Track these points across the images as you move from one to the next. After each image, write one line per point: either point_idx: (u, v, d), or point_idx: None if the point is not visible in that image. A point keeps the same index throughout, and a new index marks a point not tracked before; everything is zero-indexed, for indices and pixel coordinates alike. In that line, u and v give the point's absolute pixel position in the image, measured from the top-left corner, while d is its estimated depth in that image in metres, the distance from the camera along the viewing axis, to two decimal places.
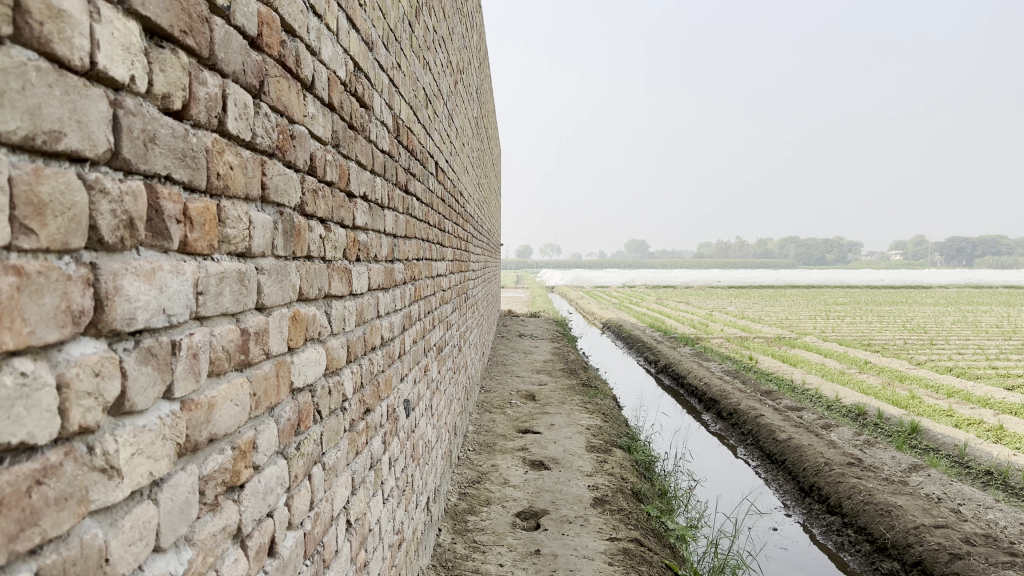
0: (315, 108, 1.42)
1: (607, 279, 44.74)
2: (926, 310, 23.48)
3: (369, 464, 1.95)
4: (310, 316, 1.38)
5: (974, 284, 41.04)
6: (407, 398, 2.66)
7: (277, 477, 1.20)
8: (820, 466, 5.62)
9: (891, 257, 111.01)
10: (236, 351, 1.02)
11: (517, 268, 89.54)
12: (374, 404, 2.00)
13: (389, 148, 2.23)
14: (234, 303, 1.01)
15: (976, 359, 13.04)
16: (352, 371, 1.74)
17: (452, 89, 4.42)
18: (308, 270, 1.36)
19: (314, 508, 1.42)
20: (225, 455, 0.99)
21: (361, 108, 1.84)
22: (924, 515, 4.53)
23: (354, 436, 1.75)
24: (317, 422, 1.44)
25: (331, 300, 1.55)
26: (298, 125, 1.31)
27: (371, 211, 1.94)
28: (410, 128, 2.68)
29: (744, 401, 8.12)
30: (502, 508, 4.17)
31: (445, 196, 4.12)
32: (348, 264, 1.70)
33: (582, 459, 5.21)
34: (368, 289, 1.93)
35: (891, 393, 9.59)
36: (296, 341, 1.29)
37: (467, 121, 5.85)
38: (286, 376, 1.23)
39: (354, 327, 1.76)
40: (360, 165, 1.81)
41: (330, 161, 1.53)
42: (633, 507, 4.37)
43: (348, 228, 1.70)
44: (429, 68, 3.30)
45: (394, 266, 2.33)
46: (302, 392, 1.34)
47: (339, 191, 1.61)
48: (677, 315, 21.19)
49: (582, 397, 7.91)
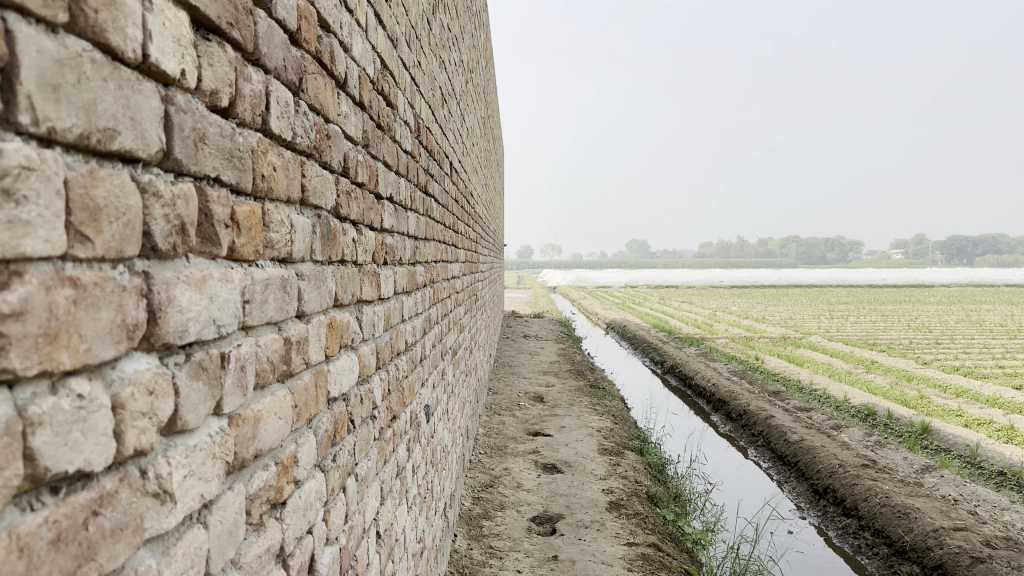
0: (347, 107, 1.37)
1: (609, 279, 44.65)
2: (930, 309, 23.42)
3: (396, 472, 1.90)
4: (345, 323, 1.32)
5: (976, 282, 40.96)
6: (427, 402, 2.61)
7: (316, 492, 1.15)
8: (834, 468, 5.56)
9: (893, 256, 110.86)
10: (279, 362, 0.97)
11: (518, 269, 89.51)
12: (400, 410, 1.95)
13: (411, 147, 2.18)
14: (278, 311, 0.96)
15: (983, 358, 12.96)
16: (381, 378, 1.69)
17: (463, 87, 4.36)
18: (343, 275, 1.31)
19: (348, 521, 1.37)
20: (270, 472, 0.94)
21: (387, 108, 1.79)
22: (942, 517, 4.47)
23: (383, 446, 1.70)
24: (351, 432, 1.39)
25: (363, 305, 1.49)
26: (333, 125, 1.26)
27: (397, 212, 1.89)
28: (429, 128, 2.63)
29: (753, 401, 8.07)
30: (517, 512, 4.12)
31: (458, 197, 4.08)
32: (377, 268, 1.65)
33: (595, 462, 5.16)
34: (394, 293, 1.88)
35: (900, 393, 9.52)
36: (332, 349, 1.24)
37: (475, 121, 5.80)
38: (324, 386, 1.18)
39: (382, 333, 1.70)
40: (387, 165, 1.76)
41: (361, 162, 1.48)
42: (649, 511, 4.32)
43: (377, 230, 1.65)
44: (444, 67, 3.26)
45: (415, 269, 2.28)
46: (338, 402, 1.29)
47: (369, 193, 1.56)
48: (681, 315, 21.14)
49: (590, 398, 7.86)
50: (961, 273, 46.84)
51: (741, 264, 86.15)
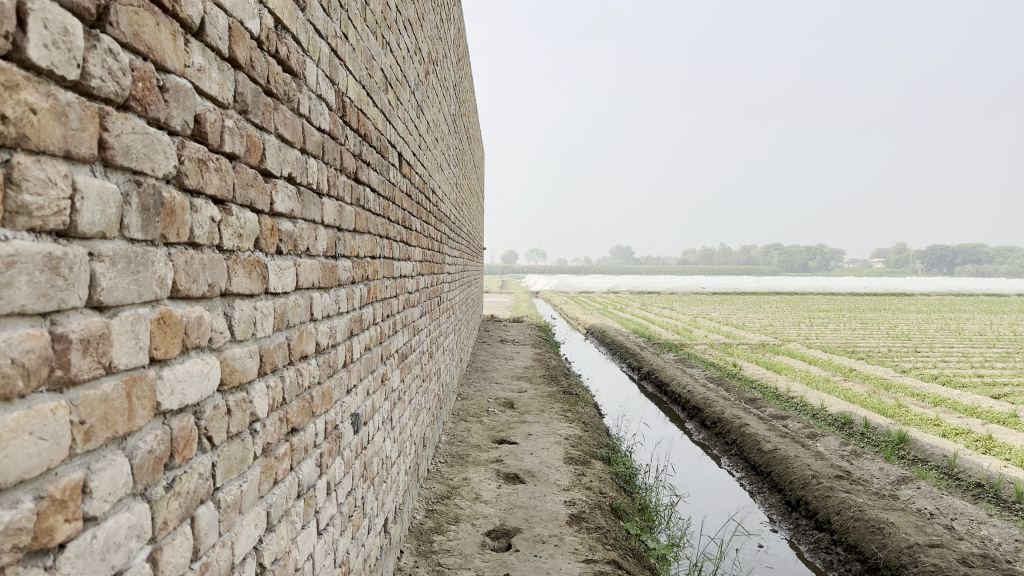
0: (203, 60, 1.14)
1: (589, 284, 44.38)
2: (910, 318, 23.36)
3: (296, 493, 1.65)
4: (192, 318, 1.09)
5: (951, 292, 41.26)
6: (356, 411, 2.37)
7: (128, 529, 0.92)
8: (807, 480, 5.37)
9: (875, 264, 111.41)
10: (42, 367, 0.74)
11: (501, 274, 89.38)
12: (304, 421, 1.72)
13: (329, 127, 1.95)
14: (40, 299, 0.74)
15: (961, 367, 12.91)
16: (269, 385, 1.45)
17: (421, 76, 4.14)
18: (190, 261, 1.09)
19: (199, 559, 1.14)
20: (25, 508, 0.72)
21: (286, 75, 1.56)
22: (918, 533, 4.28)
23: (269, 464, 1.46)
24: (207, 450, 1.16)
25: (233, 299, 1.26)
26: (170, 76, 1.03)
27: (301, 196, 1.66)
28: (362, 110, 2.40)
29: (728, 409, 7.87)
30: (472, 526, 3.88)
31: (413, 191, 3.83)
32: (263, 257, 1.41)
33: (559, 472, 4.94)
34: (297, 287, 1.64)
35: (878, 402, 9.38)
36: (165, 351, 1.01)
37: (442, 116, 5.58)
38: (147, 396, 0.96)
39: (272, 333, 1.47)
40: (283, 139, 1.53)
41: (231, 129, 1.25)
42: (612, 524, 4.11)
43: (263, 212, 1.41)
44: (391, 51, 3.03)
45: (337, 262, 2.05)
46: (179, 415, 1.07)
47: (249, 167, 1.33)
48: (660, 321, 20.89)
49: (562, 404, 7.63)
50: (940, 282, 47.14)
51: (725, 270, 86.22)
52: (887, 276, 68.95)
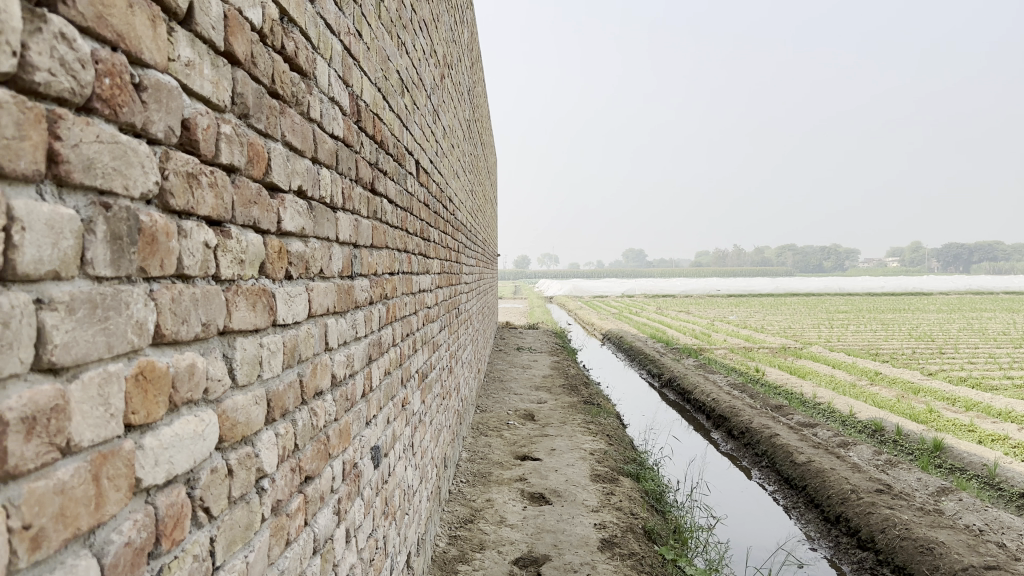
0: (192, 53, 0.94)
1: (604, 288, 43.98)
2: (931, 318, 22.93)
3: (312, 550, 1.45)
4: (181, 368, 0.89)
5: (969, 288, 40.71)
6: (376, 444, 2.16)
7: None
8: (846, 494, 5.12)
9: (892, 263, 110.17)
10: None
11: (514, 280, 89.21)
12: (320, 467, 1.51)
13: (343, 134, 1.75)
14: None
15: (991, 368, 12.55)
16: (278, 436, 1.24)
17: (437, 80, 3.93)
18: (177, 299, 0.89)
19: None
20: None
21: (293, 73, 1.36)
22: (971, 553, 4.02)
23: (280, 525, 1.25)
24: (203, 525, 0.95)
25: (233, 337, 1.06)
26: (150, 70, 0.83)
27: (313, 211, 1.46)
28: (378, 115, 2.20)
29: (756, 418, 7.62)
30: (498, 553, 3.67)
31: (430, 202, 3.64)
32: (270, 284, 1.21)
33: (587, 491, 4.71)
34: (309, 316, 1.44)
35: (909, 407, 9.08)
36: (145, 412, 0.81)
37: (458, 122, 5.40)
38: (122, 475, 0.76)
39: (282, 372, 1.27)
40: (290, 147, 1.33)
41: (228, 136, 1.05)
42: (646, 550, 3.89)
43: (269, 232, 1.21)
44: (407, 52, 2.84)
45: (353, 283, 1.84)
46: (167, 489, 0.86)
47: (251, 181, 1.13)
48: (678, 325, 20.65)
49: (584, 416, 7.41)
50: (960, 280, 46.56)
51: (740, 270, 85.62)
52: (904, 274, 68.23)
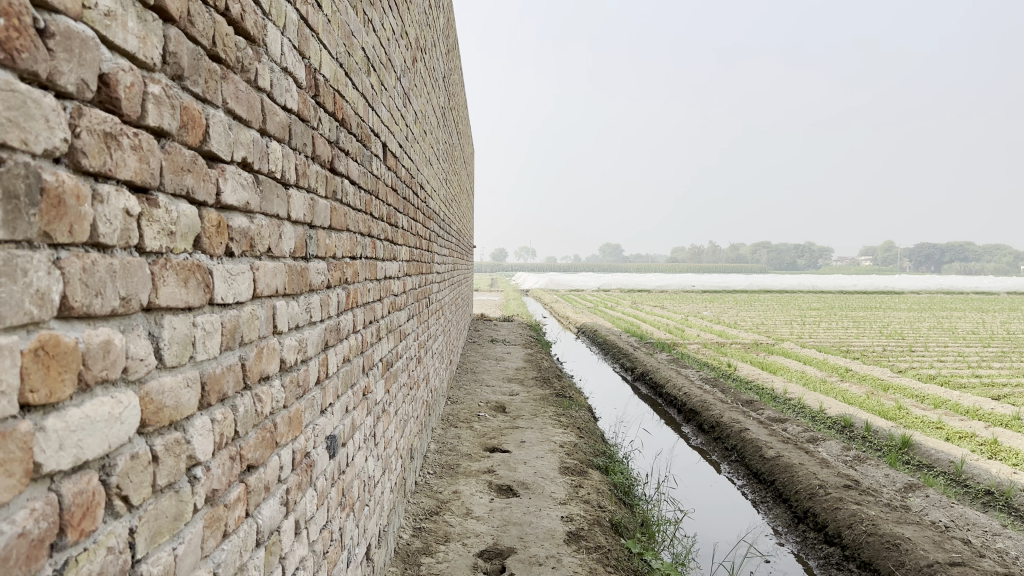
0: (112, 3, 0.86)
1: (580, 282, 43.92)
2: (902, 317, 23.13)
3: (254, 542, 1.38)
4: (95, 345, 0.82)
5: (938, 287, 41.24)
6: (332, 433, 2.09)
7: None
8: (814, 490, 5.13)
9: (864, 262, 111.37)
10: None
11: (491, 273, 89.03)
12: (264, 455, 1.44)
13: (298, 107, 1.67)
14: None
15: (958, 366, 12.71)
16: (214, 423, 1.17)
17: (407, 63, 3.84)
18: (90, 268, 0.81)
19: None
20: None
21: (239, 36, 1.28)
22: (936, 550, 4.04)
23: (216, 515, 1.18)
24: (120, 515, 0.88)
25: (160, 315, 0.99)
26: (59, 16, 0.75)
27: (259, 186, 1.39)
28: (340, 92, 2.12)
29: (727, 412, 7.64)
30: (462, 546, 3.62)
31: (399, 186, 3.55)
32: (206, 261, 1.14)
33: (555, 484, 4.67)
34: (254, 296, 1.36)
35: (877, 403, 9.16)
36: (46, 392, 0.73)
37: (431, 109, 5.33)
38: (15, 459, 0.69)
39: (221, 353, 1.19)
40: (233, 115, 1.25)
41: (158, 97, 0.97)
42: (612, 543, 3.86)
43: (205, 204, 1.14)
44: (374, 30, 2.76)
45: (308, 264, 1.77)
46: (76, 476, 0.79)
47: (185, 148, 1.06)
48: (651, 320, 20.67)
49: (555, 408, 7.37)
50: (931, 279, 47.18)
51: (715, 267, 86.14)
52: (876, 273, 69.01)
